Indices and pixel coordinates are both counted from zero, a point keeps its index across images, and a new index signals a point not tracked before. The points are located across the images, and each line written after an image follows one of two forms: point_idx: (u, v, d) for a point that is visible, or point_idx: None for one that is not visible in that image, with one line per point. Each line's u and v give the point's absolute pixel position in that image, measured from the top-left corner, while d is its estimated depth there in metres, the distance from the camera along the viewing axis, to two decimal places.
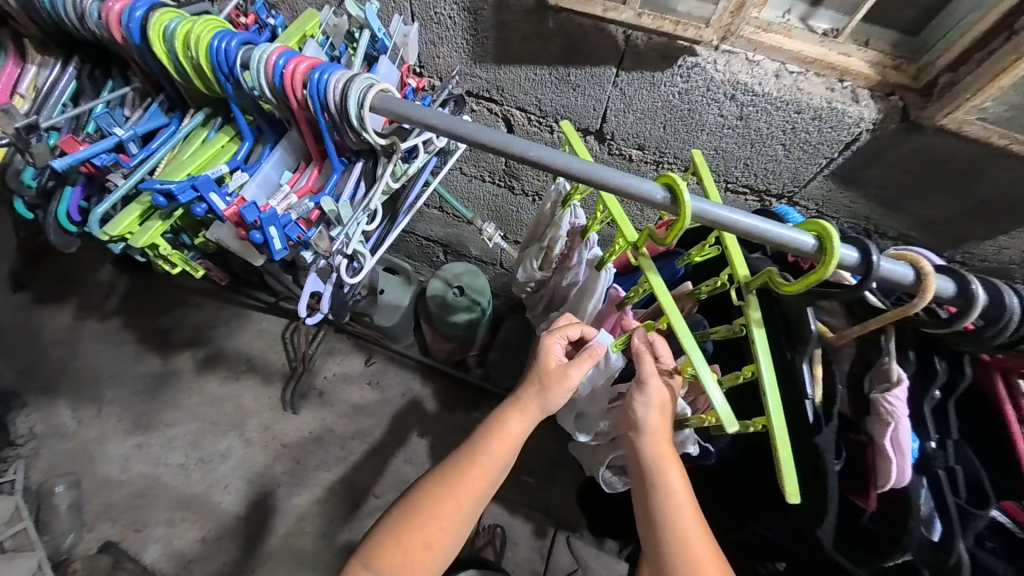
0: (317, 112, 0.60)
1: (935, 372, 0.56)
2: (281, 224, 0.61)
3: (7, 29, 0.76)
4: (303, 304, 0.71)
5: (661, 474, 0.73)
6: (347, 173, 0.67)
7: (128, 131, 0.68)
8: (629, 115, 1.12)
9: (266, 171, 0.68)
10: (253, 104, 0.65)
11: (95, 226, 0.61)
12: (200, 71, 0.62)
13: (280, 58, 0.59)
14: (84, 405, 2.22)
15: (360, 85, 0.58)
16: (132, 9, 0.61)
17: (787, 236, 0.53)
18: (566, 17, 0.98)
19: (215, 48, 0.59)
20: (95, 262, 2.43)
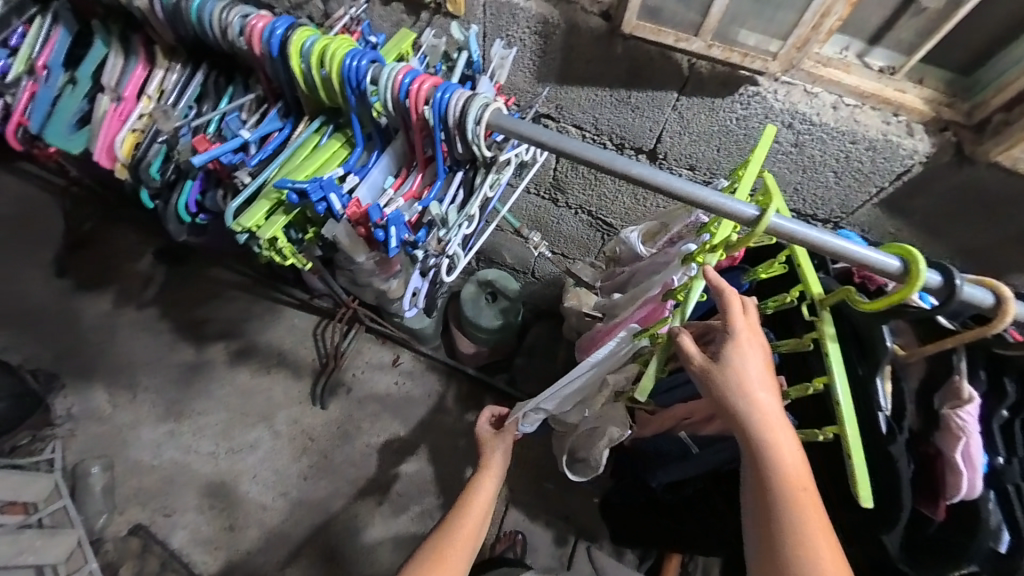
0: (434, 126, 0.66)
1: (1006, 393, 0.59)
2: (400, 224, 0.67)
3: (138, 36, 0.84)
4: (406, 299, 0.78)
5: (748, 400, 0.67)
6: (448, 181, 0.74)
7: (252, 133, 0.75)
8: (684, 137, 1.18)
9: (374, 175, 0.74)
10: (369, 115, 0.71)
11: (229, 218, 0.68)
12: (328, 85, 0.69)
13: (405, 77, 0.66)
14: (120, 390, 2.29)
15: (478, 105, 0.64)
16: (273, 28, 0.68)
17: (871, 257, 0.57)
18: (633, 45, 1.04)
19: (347, 66, 0.66)
20: (137, 252, 2.52)
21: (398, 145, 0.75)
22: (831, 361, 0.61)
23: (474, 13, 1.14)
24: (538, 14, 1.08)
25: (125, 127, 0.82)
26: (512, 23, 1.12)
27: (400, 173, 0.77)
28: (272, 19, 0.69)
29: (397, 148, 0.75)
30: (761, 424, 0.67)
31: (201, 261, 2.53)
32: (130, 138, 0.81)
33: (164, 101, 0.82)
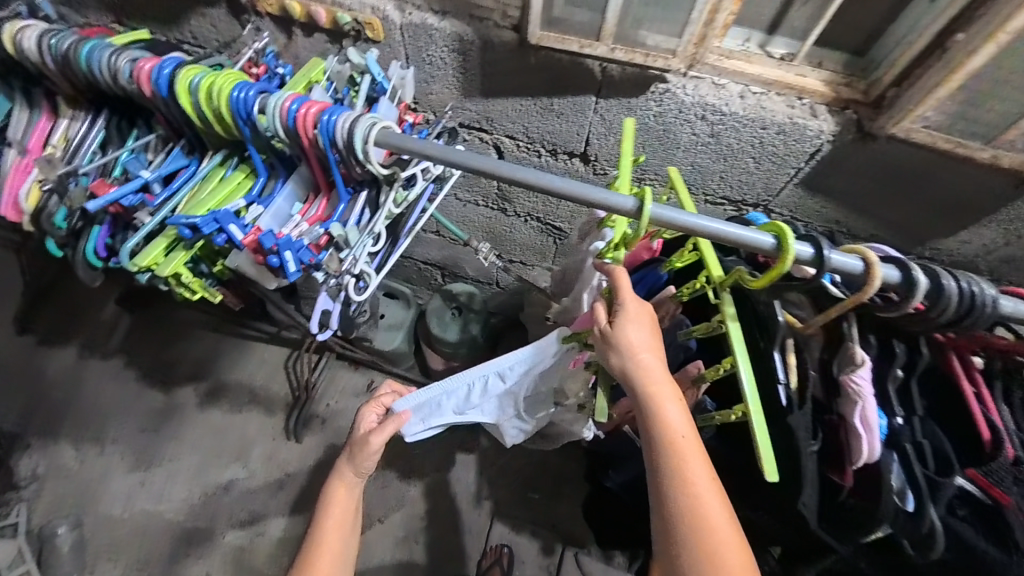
0: (325, 148, 0.67)
1: (893, 354, 0.63)
2: (295, 248, 0.67)
3: (42, 89, 0.85)
4: (314, 323, 0.77)
5: (634, 359, 0.71)
6: (352, 202, 0.75)
7: (153, 173, 0.75)
8: (609, 137, 1.21)
9: (279, 204, 0.73)
10: (268, 144, 0.72)
11: (125, 258, 0.68)
12: (221, 118, 0.70)
13: (292, 102, 0.67)
14: (88, 443, 2.22)
15: (364, 125, 0.66)
16: (161, 70, 0.70)
17: (748, 237, 0.59)
18: (546, 54, 1.07)
19: (235, 98, 0.67)
20: (100, 301, 2.47)
21: (300, 172, 0.75)
22: (732, 343, 0.61)
23: (394, 37, 1.17)
24: (453, 34, 1.11)
25: (29, 180, 0.82)
26: (430, 43, 1.15)
27: (308, 198, 0.78)
28: (160, 61, 0.71)
29: (301, 175, 0.76)
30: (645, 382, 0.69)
31: (167, 303, 2.49)
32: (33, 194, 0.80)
33: (68, 150, 0.82)
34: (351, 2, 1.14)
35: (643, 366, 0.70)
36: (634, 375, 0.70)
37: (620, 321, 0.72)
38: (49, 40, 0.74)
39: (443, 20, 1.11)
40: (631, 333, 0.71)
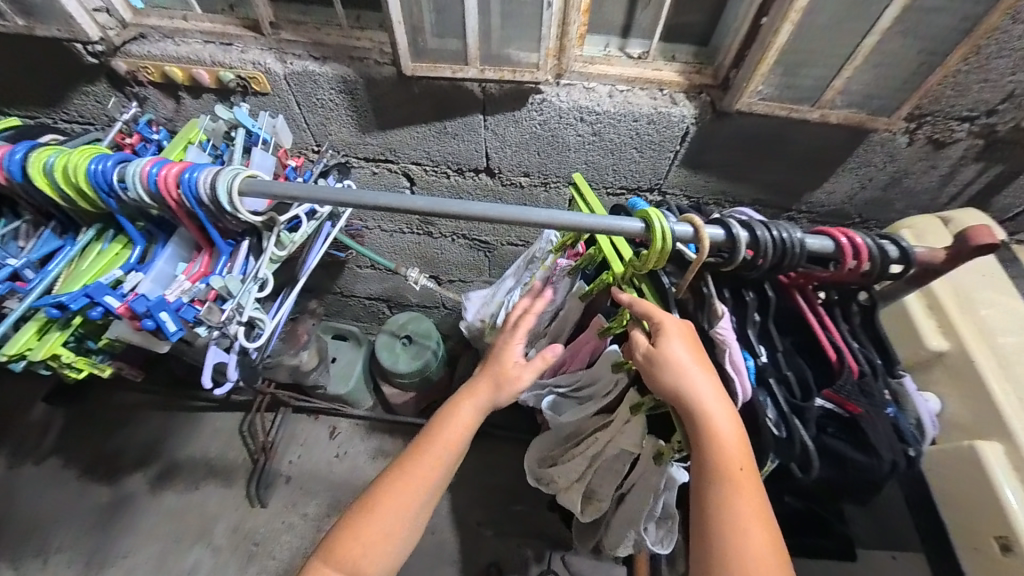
0: (192, 206, 0.69)
1: (745, 301, 0.76)
2: (172, 308, 0.69)
3: None
4: (209, 376, 0.77)
5: (682, 380, 0.71)
6: (234, 254, 0.77)
7: (22, 259, 0.74)
8: (505, 150, 1.27)
9: (159, 267, 0.73)
10: (139, 211, 0.73)
11: None
12: (84, 193, 0.71)
13: (151, 166, 0.68)
14: (26, 559, 2.02)
15: (226, 177, 0.68)
16: (11, 155, 0.69)
17: (586, 220, 0.71)
18: (427, 83, 1.13)
19: (92, 172, 0.68)
20: (26, 402, 2.30)
21: (179, 233, 0.76)
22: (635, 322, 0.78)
23: (281, 87, 1.21)
24: (335, 76, 1.16)
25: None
26: (317, 88, 1.19)
27: (192, 257, 0.78)
28: (10, 147, 0.70)
29: (182, 236, 0.77)
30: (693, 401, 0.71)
31: (104, 390, 2.35)
32: None
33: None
34: (230, 59, 1.17)
35: (696, 390, 0.71)
36: (687, 401, 0.71)
37: (669, 346, 0.72)
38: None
39: (324, 64, 1.15)
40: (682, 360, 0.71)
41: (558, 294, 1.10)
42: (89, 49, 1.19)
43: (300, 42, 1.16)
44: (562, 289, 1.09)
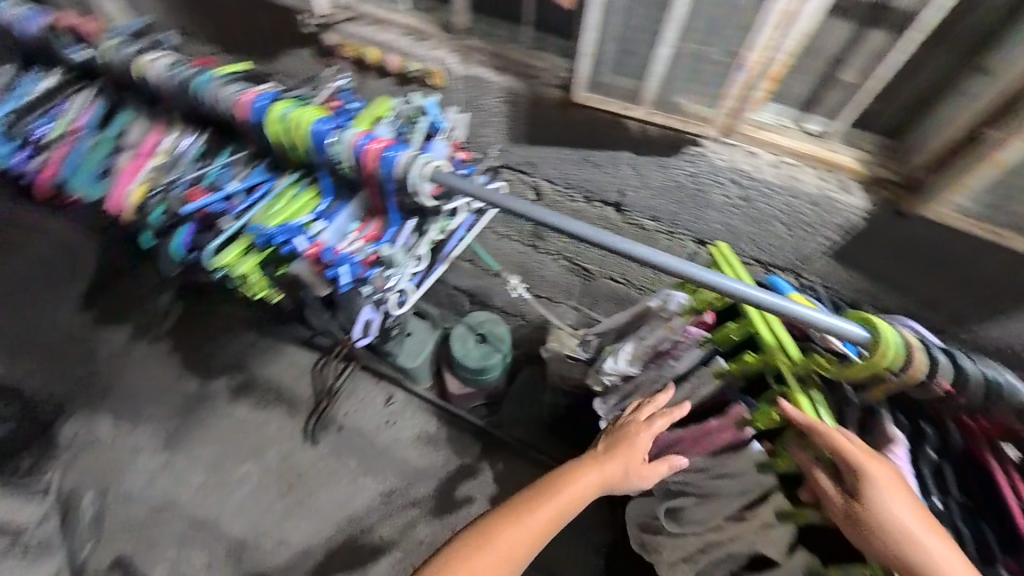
0: (384, 179, 0.77)
1: (924, 434, 0.99)
2: (349, 263, 0.80)
3: (160, 106, 1.00)
4: (357, 329, 0.89)
5: (892, 518, 0.82)
6: (400, 227, 0.86)
7: (237, 185, 0.87)
8: (643, 191, 1.27)
9: (340, 221, 0.83)
10: (334, 170, 0.83)
11: (207, 256, 0.82)
12: (300, 145, 0.82)
13: (359, 137, 0.77)
14: (124, 418, 2.38)
15: (416, 164, 0.75)
16: (257, 100, 0.83)
17: (750, 292, 0.78)
18: (587, 112, 1.14)
19: (315, 130, 0.79)
20: (159, 289, 2.72)
21: (357, 196, 0.86)
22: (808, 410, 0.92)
23: (453, 85, 1.32)
24: (507, 88, 1.24)
25: (134, 179, 0.96)
26: (486, 94, 1.28)
27: (364, 219, 0.87)
28: (259, 94, 0.84)
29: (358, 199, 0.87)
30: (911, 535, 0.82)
31: (216, 298, 2.70)
32: (140, 191, 0.93)
33: (172, 159, 0.96)
34: (422, 55, 1.30)
35: (886, 485, 0.84)
36: (878, 498, 0.83)
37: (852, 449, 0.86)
38: (178, 72, 0.90)
39: (501, 74, 1.24)
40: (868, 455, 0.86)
41: (682, 361, 1.12)
42: (304, 20, 1.37)
43: (485, 50, 1.25)
44: (686, 356, 1.11)
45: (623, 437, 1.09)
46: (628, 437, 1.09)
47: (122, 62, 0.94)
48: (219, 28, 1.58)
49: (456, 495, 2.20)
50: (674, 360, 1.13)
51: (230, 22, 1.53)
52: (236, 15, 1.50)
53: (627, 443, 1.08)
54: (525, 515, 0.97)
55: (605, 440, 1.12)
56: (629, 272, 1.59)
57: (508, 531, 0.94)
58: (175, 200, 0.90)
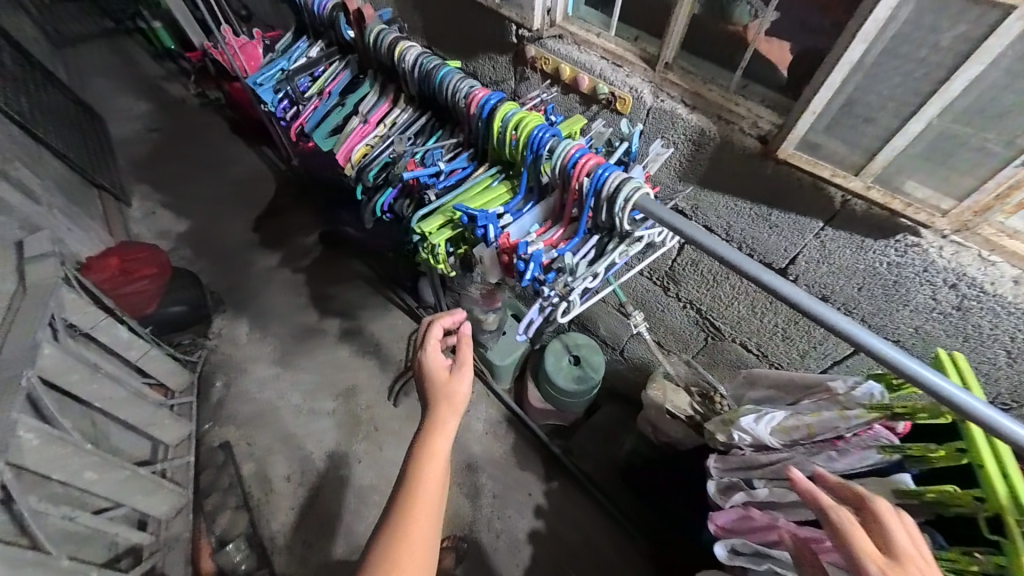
0: (588, 193, 0.79)
1: None
2: (537, 262, 0.82)
3: (392, 83, 1.16)
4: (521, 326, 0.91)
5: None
6: (582, 243, 0.87)
7: (445, 165, 0.98)
8: (821, 267, 1.15)
9: (525, 220, 0.89)
10: (536, 174, 0.89)
11: (413, 221, 0.92)
12: (515, 146, 0.89)
13: (576, 152, 0.81)
14: (257, 327, 2.81)
15: (629, 189, 0.75)
16: (490, 98, 0.91)
17: (1006, 425, 0.63)
18: (785, 169, 1.06)
19: (534, 136, 0.84)
20: (309, 231, 3.18)
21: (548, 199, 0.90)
22: None
23: (638, 114, 1.32)
24: (696, 126, 1.20)
25: (361, 141, 1.13)
26: (671, 128, 1.26)
27: (546, 223, 0.91)
28: (490, 93, 0.92)
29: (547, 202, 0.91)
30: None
31: (349, 250, 3.09)
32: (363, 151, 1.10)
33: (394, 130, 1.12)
34: (615, 79, 1.32)
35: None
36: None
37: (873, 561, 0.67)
38: (424, 59, 1.01)
39: (693, 113, 1.21)
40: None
41: (847, 458, 0.90)
42: (518, 31, 1.49)
43: (680, 87, 1.22)
44: (857, 455, 0.89)
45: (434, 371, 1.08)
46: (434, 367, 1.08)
47: (379, 42, 1.08)
48: (435, 23, 1.78)
49: (507, 500, 2.26)
50: (835, 455, 0.92)
51: (443, 21, 1.72)
52: (450, 17, 1.68)
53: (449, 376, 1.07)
54: (419, 498, 0.90)
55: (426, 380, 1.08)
56: (767, 344, 1.45)
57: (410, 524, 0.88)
58: (389, 167, 1.05)
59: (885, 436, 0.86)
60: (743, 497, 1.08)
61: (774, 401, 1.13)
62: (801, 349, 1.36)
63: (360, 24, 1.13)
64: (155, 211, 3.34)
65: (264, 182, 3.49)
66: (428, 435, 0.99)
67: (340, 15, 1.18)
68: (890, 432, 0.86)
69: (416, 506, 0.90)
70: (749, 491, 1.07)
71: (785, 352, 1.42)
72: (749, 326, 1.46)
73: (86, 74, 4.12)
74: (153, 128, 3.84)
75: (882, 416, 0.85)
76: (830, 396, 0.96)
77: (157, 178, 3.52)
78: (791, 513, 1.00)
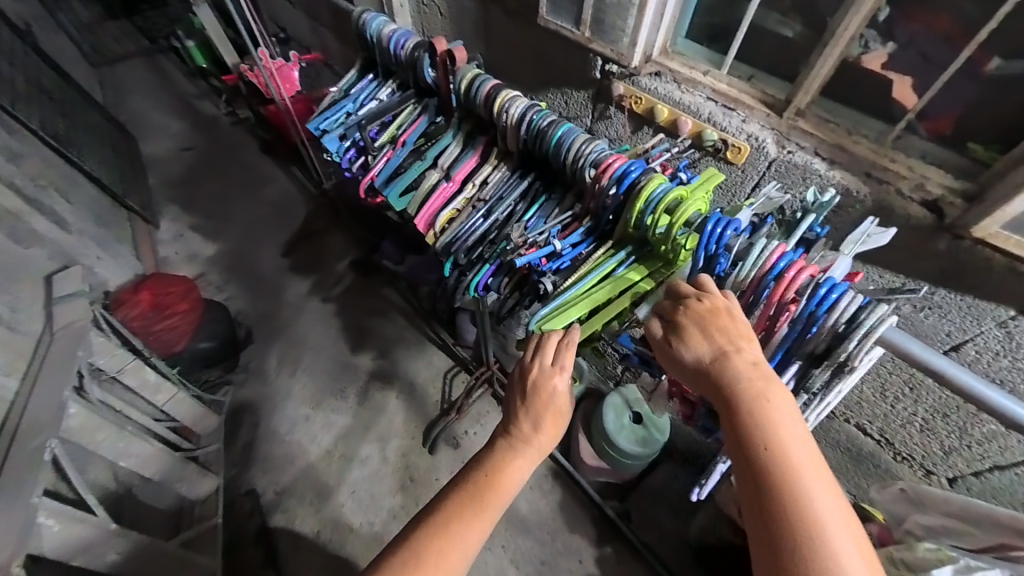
0: (804, 312, 0.74)
1: None
2: None
3: (484, 135, 1.09)
4: None
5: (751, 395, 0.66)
6: (783, 364, 0.84)
7: (561, 244, 0.94)
8: (999, 360, 0.99)
9: None
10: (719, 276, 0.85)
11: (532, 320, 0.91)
12: (659, 233, 0.85)
13: (779, 259, 0.77)
14: (286, 361, 2.65)
15: (875, 317, 0.71)
16: (629, 174, 0.86)
17: None
18: (968, 247, 0.89)
19: (710, 232, 0.81)
20: (340, 257, 3.04)
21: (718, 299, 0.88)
22: None
23: (755, 165, 1.15)
24: (839, 186, 1.02)
25: (445, 204, 1.08)
26: (801, 184, 1.09)
27: None
28: (628, 162, 0.86)
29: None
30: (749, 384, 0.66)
31: (382, 278, 2.93)
32: (453, 214, 1.06)
33: (487, 191, 1.06)
34: (728, 125, 1.14)
35: (772, 409, 0.64)
36: (746, 414, 0.64)
37: (708, 342, 0.72)
38: (532, 114, 0.95)
39: (833, 169, 1.03)
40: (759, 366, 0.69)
41: None
42: (604, 66, 1.32)
43: (815, 137, 1.05)
44: None
45: (546, 395, 0.84)
46: (550, 397, 0.84)
47: (476, 89, 1.00)
48: (500, 54, 1.63)
49: (556, 568, 1.95)
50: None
51: (511, 49, 1.57)
52: (520, 46, 1.53)
53: (557, 410, 0.85)
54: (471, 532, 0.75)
55: (520, 393, 0.86)
56: (894, 432, 1.27)
57: (443, 571, 0.71)
58: (488, 241, 1.03)
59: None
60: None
61: (959, 538, 0.91)
62: (945, 446, 1.19)
63: (447, 66, 1.04)
64: (184, 233, 3.23)
65: (295, 204, 3.38)
66: (501, 456, 0.82)
67: (421, 55, 1.07)
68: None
69: (451, 544, 0.73)
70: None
71: (920, 445, 1.24)
72: (873, 412, 1.26)
73: (123, 94, 4.11)
74: (186, 146, 3.78)
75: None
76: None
77: (188, 198, 3.44)
78: None
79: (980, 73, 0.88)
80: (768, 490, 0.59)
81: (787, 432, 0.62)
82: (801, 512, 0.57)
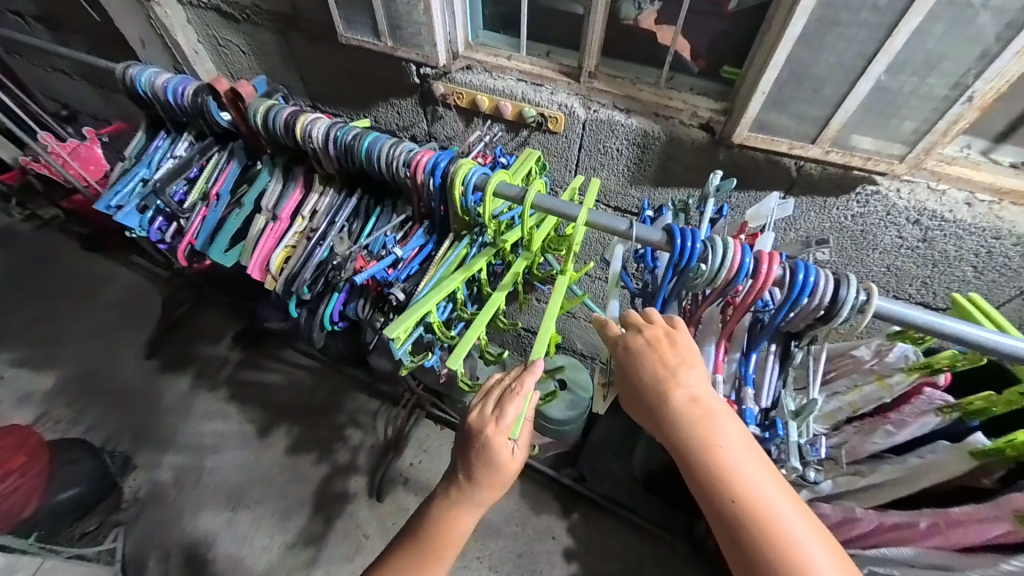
0: (790, 300, 0.75)
1: None
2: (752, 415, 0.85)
3: (302, 167, 1.09)
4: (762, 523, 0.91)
5: (703, 430, 0.65)
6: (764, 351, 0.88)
7: (402, 251, 0.97)
8: (788, 234, 1.21)
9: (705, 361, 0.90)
10: (684, 279, 0.79)
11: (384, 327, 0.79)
12: (468, 213, 0.90)
13: (744, 256, 0.74)
14: (187, 471, 2.28)
15: (853, 289, 0.73)
16: (439, 165, 0.89)
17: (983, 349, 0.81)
18: (738, 152, 1.10)
19: (686, 249, 0.76)
20: (219, 337, 2.70)
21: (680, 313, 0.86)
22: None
23: (573, 129, 1.28)
24: (638, 129, 1.18)
25: (278, 244, 1.06)
26: (612, 136, 1.23)
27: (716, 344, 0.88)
28: (436, 155, 0.90)
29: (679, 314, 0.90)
30: (698, 419, 0.66)
31: (276, 342, 2.67)
32: (284, 252, 1.05)
33: (316, 220, 1.06)
34: (540, 99, 1.24)
35: (717, 444, 0.64)
36: (704, 453, 0.63)
37: (659, 379, 0.70)
38: (336, 130, 0.96)
39: (631, 117, 1.18)
40: (697, 399, 0.67)
41: (908, 432, 0.94)
42: (419, 70, 1.36)
43: (609, 93, 1.18)
44: (915, 424, 0.93)
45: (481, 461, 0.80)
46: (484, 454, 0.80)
47: (273, 119, 0.99)
48: (317, 81, 1.58)
49: (536, 557, 1.96)
50: (893, 428, 0.95)
51: (326, 74, 1.54)
52: (334, 68, 1.50)
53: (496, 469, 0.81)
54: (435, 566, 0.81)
55: (464, 463, 0.83)
56: None
57: None
58: (329, 267, 1.01)
59: (938, 397, 0.90)
60: (809, 494, 1.11)
61: None
62: None
63: (238, 104, 1.04)
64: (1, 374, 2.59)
65: (148, 296, 2.92)
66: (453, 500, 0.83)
67: (207, 99, 1.05)
68: (938, 391, 0.91)
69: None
70: (813, 489, 1.09)
71: None
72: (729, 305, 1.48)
73: None
74: None
75: (922, 374, 0.87)
76: (860, 370, 0.98)
77: None
78: (862, 499, 1.04)
79: (726, 12, 1.06)
80: (729, 524, 0.61)
81: (737, 462, 0.62)
82: (764, 537, 0.59)
